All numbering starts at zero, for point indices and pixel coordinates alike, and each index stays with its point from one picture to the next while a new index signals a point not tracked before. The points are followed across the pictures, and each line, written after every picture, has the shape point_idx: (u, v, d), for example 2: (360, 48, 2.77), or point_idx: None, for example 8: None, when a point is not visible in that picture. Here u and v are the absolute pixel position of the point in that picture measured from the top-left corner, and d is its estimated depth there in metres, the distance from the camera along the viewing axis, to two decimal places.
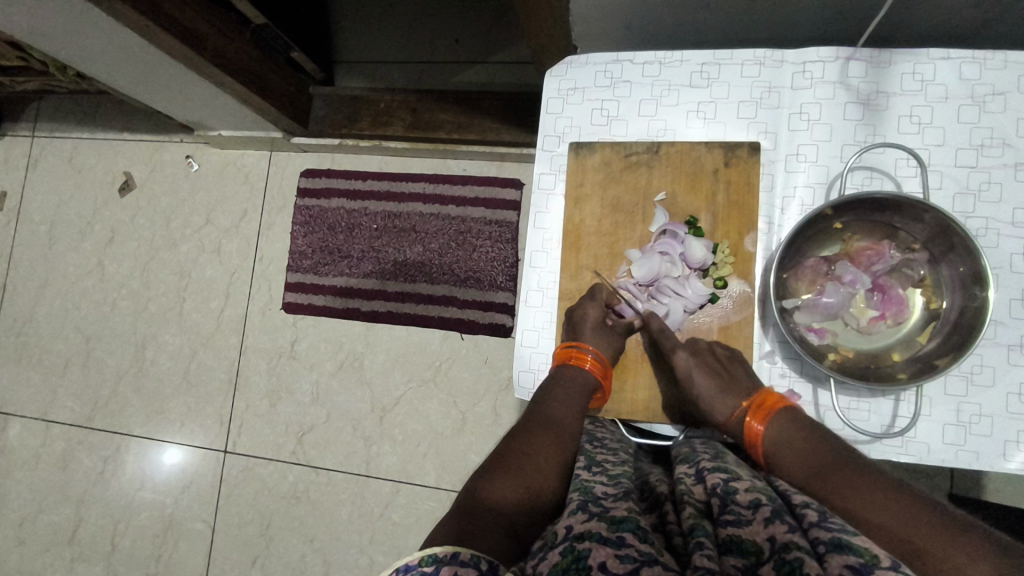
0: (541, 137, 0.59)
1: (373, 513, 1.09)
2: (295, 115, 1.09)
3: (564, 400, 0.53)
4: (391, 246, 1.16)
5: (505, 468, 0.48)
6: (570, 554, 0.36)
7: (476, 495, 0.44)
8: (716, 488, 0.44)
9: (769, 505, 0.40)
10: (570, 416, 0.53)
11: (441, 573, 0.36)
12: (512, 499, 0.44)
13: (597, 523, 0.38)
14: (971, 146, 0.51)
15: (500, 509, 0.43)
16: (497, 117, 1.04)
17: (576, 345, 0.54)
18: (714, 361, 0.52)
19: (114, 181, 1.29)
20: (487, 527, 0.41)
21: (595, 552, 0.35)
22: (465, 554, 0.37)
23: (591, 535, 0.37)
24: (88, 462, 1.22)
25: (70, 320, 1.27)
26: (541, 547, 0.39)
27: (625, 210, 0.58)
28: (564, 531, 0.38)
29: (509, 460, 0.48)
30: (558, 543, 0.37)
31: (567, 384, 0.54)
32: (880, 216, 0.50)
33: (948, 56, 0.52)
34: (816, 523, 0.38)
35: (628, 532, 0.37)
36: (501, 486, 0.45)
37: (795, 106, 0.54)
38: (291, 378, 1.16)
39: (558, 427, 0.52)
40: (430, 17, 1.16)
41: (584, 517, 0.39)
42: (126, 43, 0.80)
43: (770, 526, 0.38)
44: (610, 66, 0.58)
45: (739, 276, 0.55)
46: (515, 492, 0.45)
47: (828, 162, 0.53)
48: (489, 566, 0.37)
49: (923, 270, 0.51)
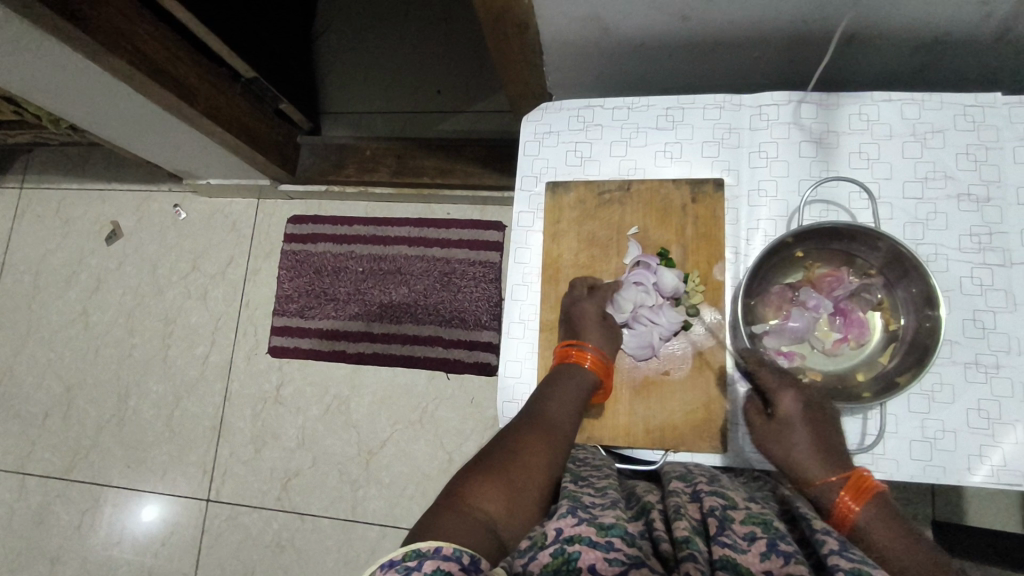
0: (520, 178, 0.63)
1: (359, 561, 1.07)
2: (282, 163, 1.13)
3: (559, 400, 0.53)
4: (377, 288, 1.18)
5: (491, 465, 0.49)
6: (560, 555, 0.39)
7: (461, 490, 0.46)
8: (713, 511, 0.45)
9: (765, 537, 0.42)
10: (565, 415, 0.53)
11: (423, 567, 0.38)
12: (496, 499, 0.45)
13: (587, 527, 0.41)
14: (916, 179, 0.56)
15: (480, 503, 0.45)
16: (478, 162, 1.10)
17: (575, 343, 0.55)
18: (819, 416, 0.51)
19: (101, 231, 1.31)
20: (468, 522, 0.43)
21: (585, 555, 0.39)
22: (448, 548, 0.39)
23: (581, 538, 0.40)
24: (65, 516, 1.19)
25: (53, 370, 1.27)
26: (529, 548, 0.41)
27: (600, 244, 0.60)
28: (554, 533, 0.41)
29: (495, 460, 0.49)
30: (548, 544, 0.41)
31: (567, 383, 0.54)
32: (838, 244, 0.53)
33: (889, 98, 0.57)
34: (835, 552, 0.40)
35: (616, 537, 0.41)
36: (484, 483, 0.47)
37: (754, 145, 0.59)
38: (276, 422, 1.16)
39: (551, 424, 0.52)
40: (413, 70, 1.23)
41: (574, 521, 0.42)
42: (120, 99, 0.85)
43: (766, 559, 0.40)
44: (583, 112, 0.62)
45: (710, 304, 0.57)
46: (500, 487, 0.46)
47: (788, 196, 0.57)
48: (470, 560, 0.39)
49: (881, 294, 0.54)
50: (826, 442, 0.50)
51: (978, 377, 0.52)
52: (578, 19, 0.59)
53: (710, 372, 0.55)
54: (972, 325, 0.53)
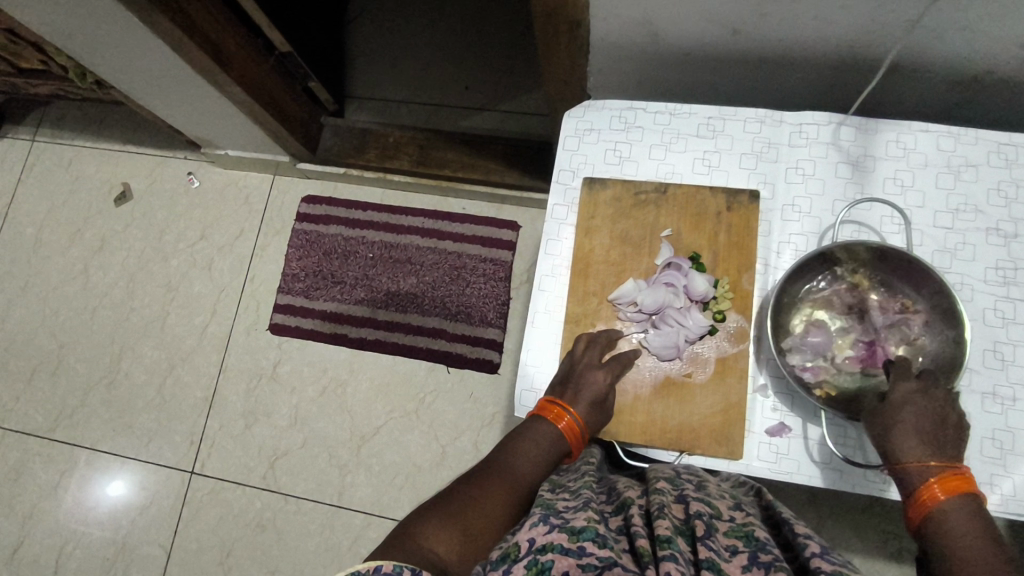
0: (557, 171, 0.64)
1: (340, 547, 1.05)
2: (305, 140, 1.13)
3: (529, 454, 0.53)
4: (385, 276, 1.18)
5: (450, 505, 0.47)
6: (534, 566, 0.40)
7: (413, 529, 0.44)
8: (698, 515, 0.46)
9: (747, 550, 0.43)
10: (532, 468, 0.53)
11: None
12: (450, 536, 0.44)
13: (559, 535, 0.42)
14: (948, 210, 0.57)
15: (430, 537, 0.43)
16: (500, 160, 1.11)
17: (558, 400, 0.55)
18: (933, 416, 0.47)
19: (111, 191, 1.30)
20: (416, 550, 0.42)
21: (559, 563, 0.39)
22: (387, 565, 0.39)
23: (554, 546, 0.40)
24: (43, 475, 1.17)
25: (46, 326, 1.25)
26: (502, 559, 0.41)
27: (632, 243, 0.60)
28: (527, 544, 0.42)
29: (455, 500, 0.48)
30: (522, 556, 0.41)
31: (539, 437, 0.54)
32: (879, 269, 0.55)
33: (927, 129, 0.58)
34: (818, 555, 0.42)
35: (588, 541, 0.41)
36: (440, 520, 0.45)
37: (792, 162, 0.60)
38: (270, 400, 1.15)
39: (518, 475, 0.52)
40: (444, 65, 1.24)
41: (546, 528, 0.42)
42: (156, 60, 0.86)
43: (748, 570, 0.41)
44: (625, 113, 0.63)
45: (737, 311, 0.57)
46: (450, 524, 0.45)
47: (821, 214, 0.58)
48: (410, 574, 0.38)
49: (921, 333, 0.53)
50: (935, 439, 0.46)
51: (995, 408, 0.53)
52: (631, 22, 0.60)
53: (732, 378, 0.56)
54: (992, 356, 0.54)
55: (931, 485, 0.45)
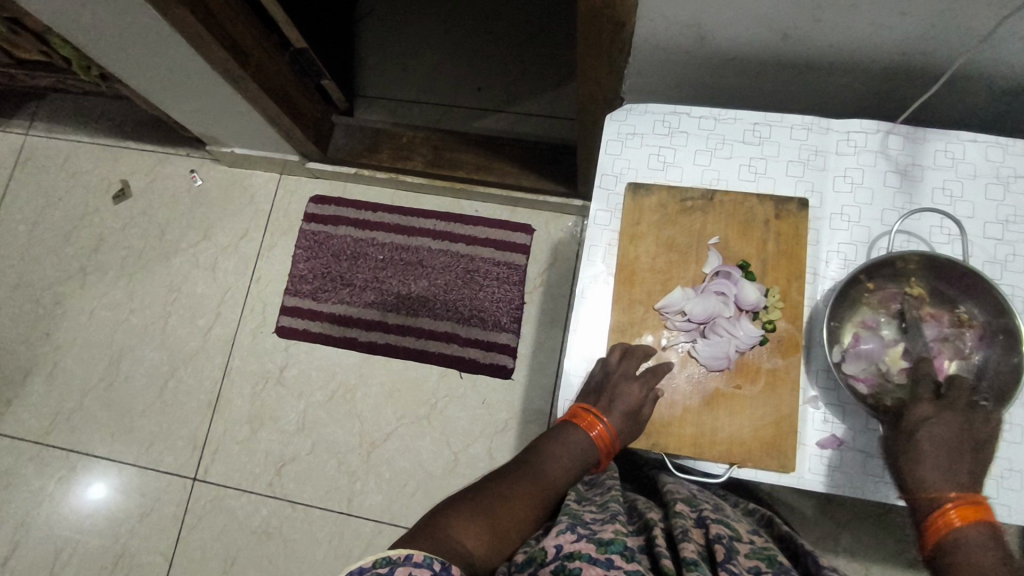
0: (600, 176, 0.62)
1: (350, 556, 1.03)
2: (316, 139, 1.10)
3: (559, 462, 0.55)
4: (396, 279, 1.16)
5: (480, 501, 0.50)
6: (562, 571, 0.42)
7: (444, 519, 0.47)
8: (720, 539, 0.48)
9: (768, 572, 0.45)
10: (560, 475, 0.55)
11: (395, 572, 0.38)
12: (478, 532, 0.47)
13: (587, 544, 0.44)
14: (997, 221, 0.56)
15: (460, 531, 0.46)
16: (517, 161, 1.09)
17: (591, 408, 0.55)
18: (955, 435, 0.46)
19: (110, 188, 1.26)
20: (448, 542, 0.44)
21: (586, 572, 0.42)
22: (419, 555, 0.40)
23: (581, 555, 0.43)
24: (36, 481, 1.13)
25: (40, 327, 1.20)
26: (529, 562, 0.45)
27: (678, 250, 0.59)
28: (554, 550, 0.44)
29: (484, 497, 0.50)
30: (550, 561, 0.44)
31: (571, 447, 0.55)
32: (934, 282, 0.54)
33: (976, 139, 0.58)
34: None
35: (615, 554, 0.43)
36: (470, 514, 0.48)
37: (840, 170, 0.59)
38: (276, 404, 1.12)
39: (545, 480, 0.54)
40: (457, 64, 1.22)
41: (573, 538, 0.45)
42: (170, 53, 0.83)
43: None
44: (669, 117, 0.62)
45: (787, 321, 0.56)
46: (479, 520, 0.48)
47: (870, 223, 0.58)
48: (441, 567, 0.40)
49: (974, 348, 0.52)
50: (958, 460, 0.45)
51: None
52: (680, 24, 0.58)
53: (783, 390, 0.55)
54: None
55: (947, 512, 0.43)
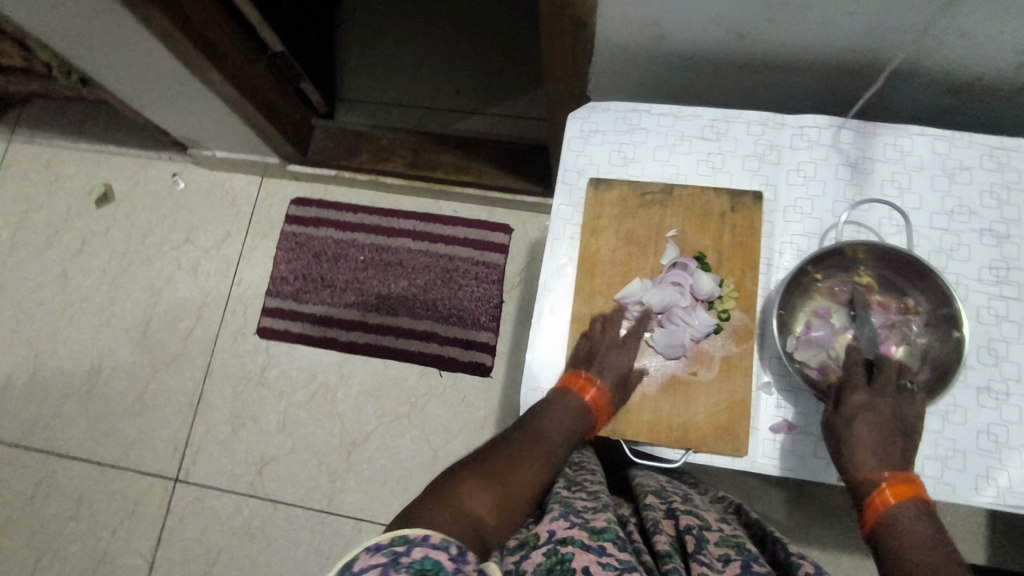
0: (563, 171, 0.64)
1: (331, 554, 1.04)
2: (295, 142, 1.12)
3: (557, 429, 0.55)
4: (376, 279, 1.17)
5: (482, 473, 0.49)
6: (554, 555, 0.43)
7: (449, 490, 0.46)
8: (689, 530, 0.49)
9: (738, 559, 0.45)
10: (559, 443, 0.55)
11: (413, 551, 0.38)
12: (484, 505, 0.46)
13: (580, 531, 0.45)
14: (943, 211, 0.59)
15: (467, 503, 0.45)
16: (493, 162, 1.11)
17: (583, 376, 0.56)
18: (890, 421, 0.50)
19: (91, 193, 1.26)
20: (458, 514, 0.44)
21: (579, 557, 0.42)
22: (437, 537, 0.40)
23: (575, 540, 0.44)
24: (18, 485, 1.13)
25: (22, 331, 1.21)
26: (522, 545, 0.46)
27: (638, 242, 0.61)
28: (547, 534, 0.45)
29: (488, 470, 0.50)
30: (542, 544, 0.44)
31: (567, 414, 0.55)
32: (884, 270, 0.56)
33: (923, 133, 0.60)
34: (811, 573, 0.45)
35: (608, 542, 0.44)
36: (475, 486, 0.47)
37: (794, 164, 0.61)
38: (257, 405, 1.13)
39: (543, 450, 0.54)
40: (435, 68, 1.24)
41: (567, 524, 0.46)
42: (147, 58, 0.84)
43: None
44: (630, 114, 0.64)
45: (741, 310, 0.58)
46: (484, 492, 0.47)
47: (822, 215, 0.60)
48: (458, 550, 0.39)
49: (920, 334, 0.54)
50: (893, 442, 0.49)
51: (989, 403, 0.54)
52: (637, 24, 0.60)
53: (738, 377, 0.56)
54: (987, 352, 0.55)
55: (882, 487, 0.47)
